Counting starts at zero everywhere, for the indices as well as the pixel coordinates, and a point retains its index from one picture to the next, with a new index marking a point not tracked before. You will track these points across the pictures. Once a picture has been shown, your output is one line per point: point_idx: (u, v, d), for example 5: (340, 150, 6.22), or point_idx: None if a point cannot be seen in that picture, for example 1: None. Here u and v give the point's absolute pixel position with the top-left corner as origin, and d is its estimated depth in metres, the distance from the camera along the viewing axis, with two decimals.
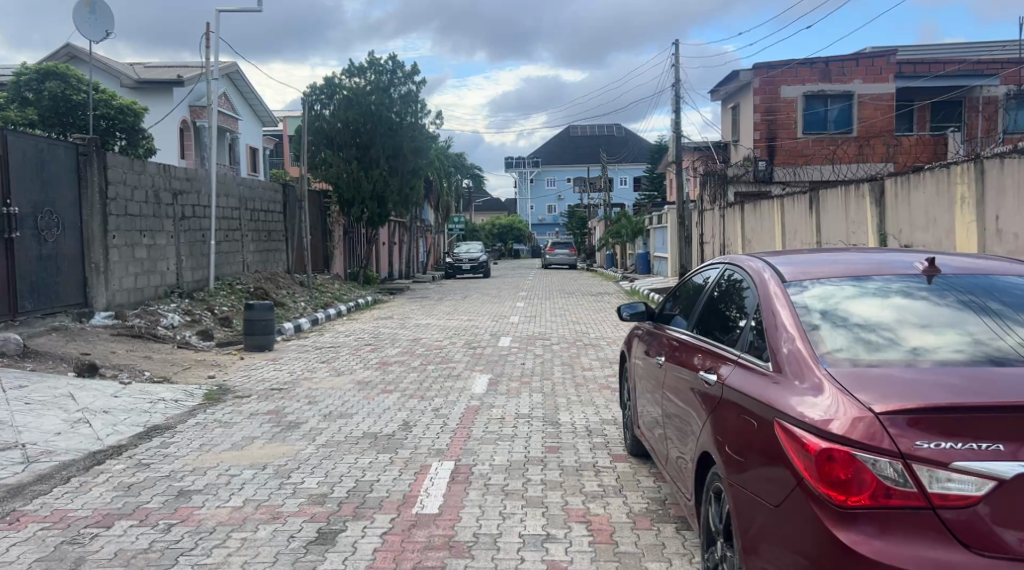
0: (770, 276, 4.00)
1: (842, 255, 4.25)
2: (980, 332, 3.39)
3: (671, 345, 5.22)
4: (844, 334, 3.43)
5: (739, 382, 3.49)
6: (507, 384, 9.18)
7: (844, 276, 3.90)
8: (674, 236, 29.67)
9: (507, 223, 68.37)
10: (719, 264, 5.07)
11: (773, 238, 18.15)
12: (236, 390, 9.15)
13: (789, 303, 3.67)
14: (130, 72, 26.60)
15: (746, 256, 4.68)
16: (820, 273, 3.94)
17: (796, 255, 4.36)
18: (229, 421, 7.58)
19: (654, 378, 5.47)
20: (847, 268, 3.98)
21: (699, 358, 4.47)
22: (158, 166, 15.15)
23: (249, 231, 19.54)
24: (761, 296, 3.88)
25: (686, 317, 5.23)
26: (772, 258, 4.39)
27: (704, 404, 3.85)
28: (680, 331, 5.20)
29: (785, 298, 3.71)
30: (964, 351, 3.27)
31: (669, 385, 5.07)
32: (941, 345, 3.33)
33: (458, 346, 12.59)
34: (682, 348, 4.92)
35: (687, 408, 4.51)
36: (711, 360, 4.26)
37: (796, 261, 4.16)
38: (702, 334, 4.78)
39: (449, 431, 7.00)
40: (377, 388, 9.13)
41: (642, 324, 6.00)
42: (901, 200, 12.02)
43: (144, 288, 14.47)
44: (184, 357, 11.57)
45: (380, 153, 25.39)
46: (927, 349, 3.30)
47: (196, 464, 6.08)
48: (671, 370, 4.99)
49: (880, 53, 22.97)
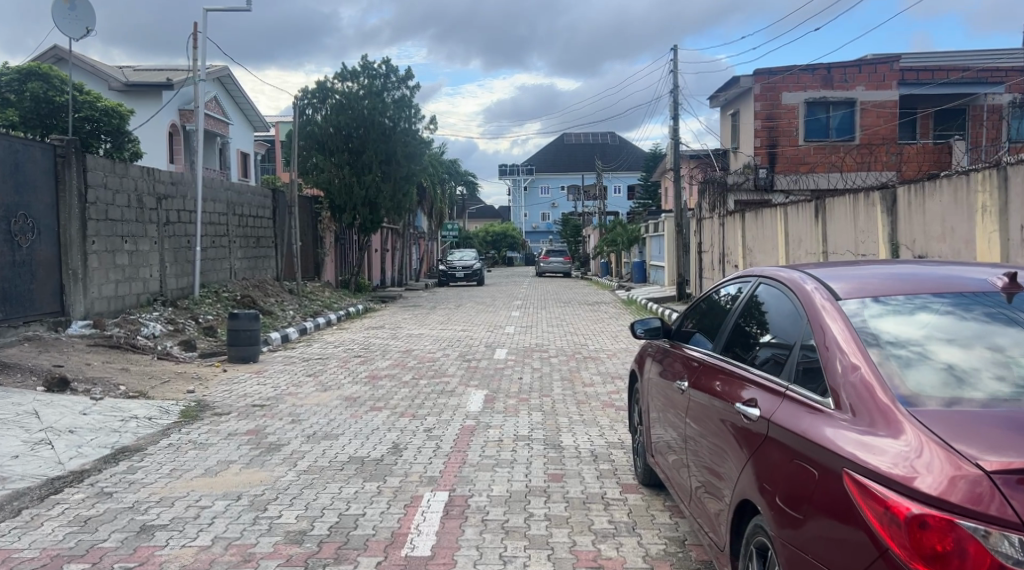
0: (820, 290, 3.52)
1: (898, 271, 3.71)
2: (1011, 347, 2.98)
3: (689, 366, 4.72)
4: (874, 352, 2.93)
5: (786, 415, 2.99)
6: (504, 401, 8.64)
7: (898, 292, 3.36)
8: (671, 244, 29.20)
9: (501, 231, 67.86)
10: (745, 276, 4.64)
11: (776, 249, 17.66)
12: (215, 407, 8.58)
13: (841, 316, 3.19)
14: (118, 74, 26.01)
15: (774, 268, 4.28)
16: (865, 289, 3.43)
17: (846, 271, 3.82)
18: (205, 442, 7.01)
19: (672, 403, 4.95)
20: (905, 284, 3.44)
21: (728, 384, 3.99)
22: (142, 169, 14.59)
23: (237, 237, 18.96)
24: (808, 310, 3.40)
25: (706, 335, 4.80)
26: (819, 273, 3.88)
27: (740, 440, 3.33)
28: (701, 352, 4.70)
29: (838, 312, 3.22)
30: (1006, 377, 2.83)
31: (688, 411, 4.57)
32: (976, 366, 2.89)
33: (452, 358, 12.05)
34: (703, 372, 4.43)
35: (715, 439, 4.00)
36: (743, 386, 3.76)
37: (848, 277, 3.63)
38: (722, 354, 4.37)
39: (444, 454, 6.46)
40: (365, 405, 8.58)
41: (657, 341, 5.43)
42: (916, 208, 11.53)
43: (125, 296, 13.88)
44: (163, 370, 10.99)
45: (373, 158, 24.87)
46: (962, 370, 2.87)
47: (163, 493, 5.52)
48: (691, 395, 4.49)
49: (883, 59, 22.55)
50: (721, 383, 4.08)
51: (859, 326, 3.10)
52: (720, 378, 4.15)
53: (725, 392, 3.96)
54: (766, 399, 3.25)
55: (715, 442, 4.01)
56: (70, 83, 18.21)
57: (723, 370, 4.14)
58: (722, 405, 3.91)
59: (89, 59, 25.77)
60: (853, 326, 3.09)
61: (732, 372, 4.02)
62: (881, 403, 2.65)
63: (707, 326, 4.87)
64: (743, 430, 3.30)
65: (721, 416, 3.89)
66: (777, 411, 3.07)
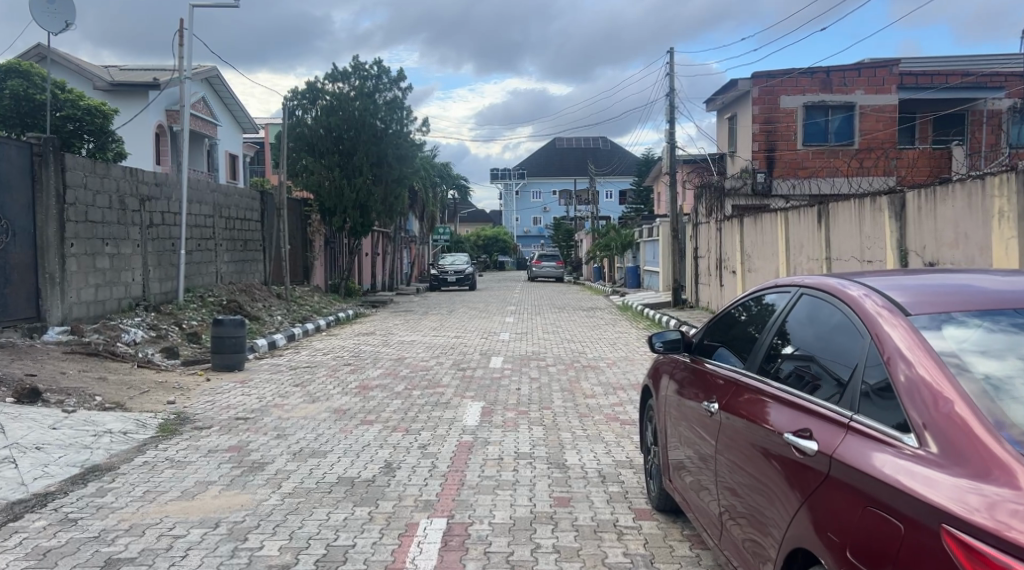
0: (880, 300, 3.19)
1: (955, 281, 3.35)
2: None
3: (712, 383, 4.39)
4: None
5: (847, 445, 2.70)
6: (502, 414, 8.18)
7: (971, 307, 2.98)
8: (666, 249, 28.81)
9: (492, 235, 67.41)
10: (780, 286, 4.28)
11: (776, 256, 17.21)
12: (196, 420, 8.09)
13: (903, 322, 2.91)
14: (103, 74, 25.47)
15: (816, 278, 3.94)
16: (924, 297, 3.11)
17: (904, 281, 3.44)
18: (183, 460, 6.53)
19: (694, 425, 4.52)
20: (975, 297, 3.06)
21: (763, 405, 3.65)
22: (125, 169, 14.09)
23: (223, 240, 18.45)
24: (865, 318, 3.09)
25: (731, 350, 4.45)
26: (874, 283, 3.49)
27: (786, 473, 3.00)
28: (726, 367, 4.37)
29: (903, 319, 2.92)
30: None
31: (712, 431, 4.24)
32: (1011, 375, 2.66)
33: (446, 367, 11.57)
34: (729, 389, 4.11)
35: (750, 470, 3.62)
36: (778, 407, 3.46)
37: (911, 289, 3.25)
38: (751, 371, 4.04)
39: (439, 475, 6.01)
40: (355, 419, 8.10)
41: (676, 356, 4.98)
42: (926, 214, 11.13)
43: (106, 300, 13.37)
44: (144, 379, 10.48)
45: (363, 161, 24.39)
46: (1000, 379, 2.63)
47: (134, 520, 5.04)
48: (715, 415, 4.17)
49: (883, 63, 22.21)
50: (749, 403, 3.77)
51: (928, 337, 2.80)
52: (748, 396, 3.84)
53: (756, 412, 3.65)
54: (819, 425, 2.94)
55: (744, 466, 3.69)
56: (51, 81, 17.68)
57: (753, 388, 3.84)
58: (753, 428, 3.60)
59: (74, 58, 25.20)
60: (923, 337, 2.80)
61: (764, 390, 3.72)
62: (979, 440, 2.36)
63: (732, 341, 4.51)
64: (790, 459, 2.99)
65: (754, 439, 3.58)
66: (837, 438, 2.78)
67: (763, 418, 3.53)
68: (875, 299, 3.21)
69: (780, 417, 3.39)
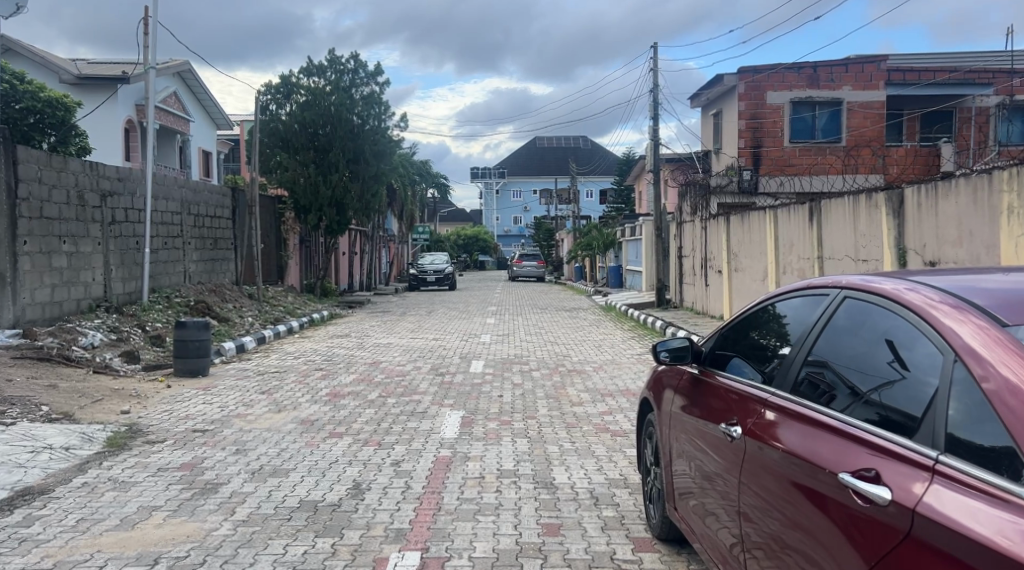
0: (932, 296, 2.81)
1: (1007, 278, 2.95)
2: None
3: (718, 398, 3.90)
4: None
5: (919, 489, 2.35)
6: (484, 425, 7.57)
7: None
8: (649, 249, 28.31)
9: (472, 234, 66.81)
10: (800, 287, 3.78)
11: (764, 256, 16.69)
12: (149, 433, 7.41)
13: (981, 323, 2.52)
14: (70, 66, 24.57)
15: (836, 277, 3.53)
16: (989, 289, 2.78)
17: (957, 278, 3.03)
18: (127, 480, 5.85)
19: (706, 445, 3.93)
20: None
21: (780, 425, 3.21)
22: (83, 163, 13.35)
23: (192, 238, 17.71)
24: (923, 320, 2.72)
25: (744, 360, 3.92)
26: (918, 279, 3.10)
27: (845, 520, 2.58)
28: (735, 381, 3.85)
29: (978, 318, 2.55)
30: None
31: (715, 447, 3.81)
32: None
33: (423, 372, 10.95)
34: (736, 406, 3.68)
35: (770, 501, 3.15)
36: (796, 426, 3.10)
37: (964, 287, 2.85)
38: (762, 384, 3.62)
39: (414, 498, 5.39)
40: (323, 431, 7.46)
41: (687, 368, 4.37)
42: (926, 211, 10.61)
43: (63, 301, 12.64)
44: (98, 386, 9.77)
45: (340, 157, 23.69)
46: None
47: (60, 557, 4.38)
48: (721, 435, 3.74)
49: (870, 58, 21.80)
50: (762, 421, 3.37)
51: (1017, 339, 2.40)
52: (757, 416, 3.44)
53: (775, 434, 3.21)
54: (871, 462, 2.60)
55: (756, 489, 3.31)
56: (9, 72, 16.85)
57: (766, 403, 3.41)
58: (766, 450, 3.23)
59: (39, 50, 24.28)
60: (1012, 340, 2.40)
61: (775, 405, 3.34)
62: None
63: (748, 351, 3.95)
64: (841, 500, 2.64)
65: (766, 462, 3.21)
66: (903, 480, 2.43)
67: (783, 443, 3.12)
68: (915, 293, 2.89)
69: (799, 438, 3.04)
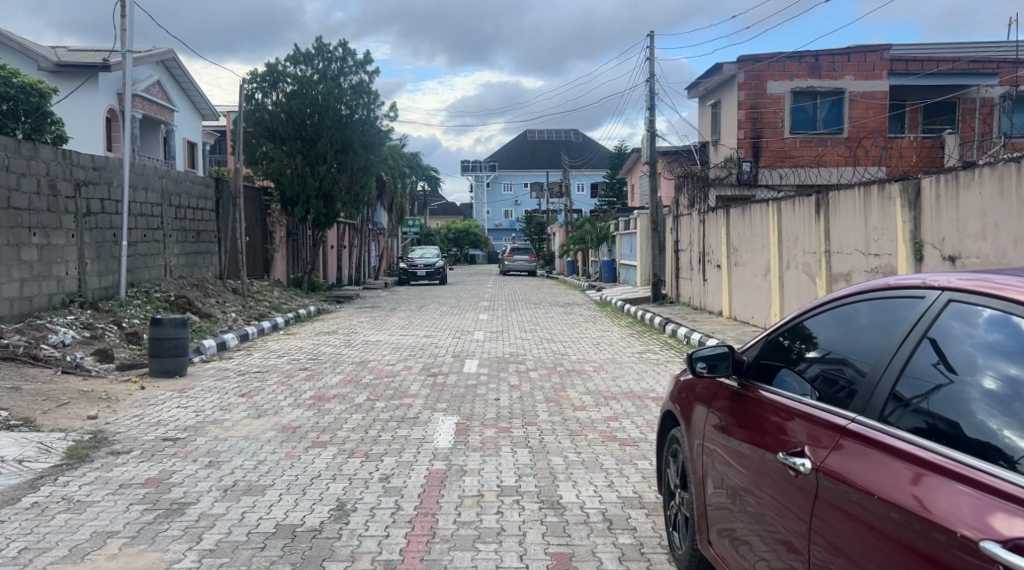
0: (1006, 282, 2.57)
1: None
2: None
3: (761, 416, 3.36)
4: None
5: (1010, 523, 2.08)
6: (480, 433, 6.98)
7: None
8: (643, 242, 27.76)
9: (463, 228, 66.12)
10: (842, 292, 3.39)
11: (767, 249, 16.11)
12: (115, 442, 6.77)
13: None
14: (47, 53, 23.72)
15: (878, 279, 3.21)
16: None
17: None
18: (84, 499, 5.22)
19: (748, 468, 3.37)
20: None
21: (822, 444, 2.91)
22: (55, 150, 12.67)
23: (173, 231, 17.01)
24: (997, 312, 2.48)
25: (780, 364, 3.49)
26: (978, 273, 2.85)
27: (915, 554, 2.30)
28: (786, 396, 3.31)
29: None
30: None
31: (755, 473, 3.31)
32: None
33: (414, 372, 10.34)
34: (783, 428, 3.18)
35: (813, 528, 2.84)
36: (860, 453, 2.70)
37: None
38: (793, 392, 3.30)
39: (405, 521, 4.78)
40: (306, 439, 6.85)
41: (727, 381, 3.72)
42: (946, 202, 10.03)
43: (34, 297, 11.96)
44: (65, 388, 9.12)
45: (327, 147, 22.94)
46: None
47: None
48: (766, 459, 3.23)
49: (873, 47, 21.16)
50: (823, 447, 2.89)
51: None
52: (813, 442, 2.97)
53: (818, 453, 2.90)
54: (954, 500, 2.27)
55: (794, 513, 2.98)
56: None
57: (831, 426, 2.90)
58: (826, 482, 2.79)
59: (16, 36, 23.43)
60: None
61: (840, 427, 2.87)
62: None
63: (792, 359, 3.45)
64: (912, 538, 2.34)
65: (826, 495, 2.78)
66: (993, 516, 2.14)
67: (824, 461, 2.84)
68: (953, 279, 2.76)
69: (868, 470, 2.63)
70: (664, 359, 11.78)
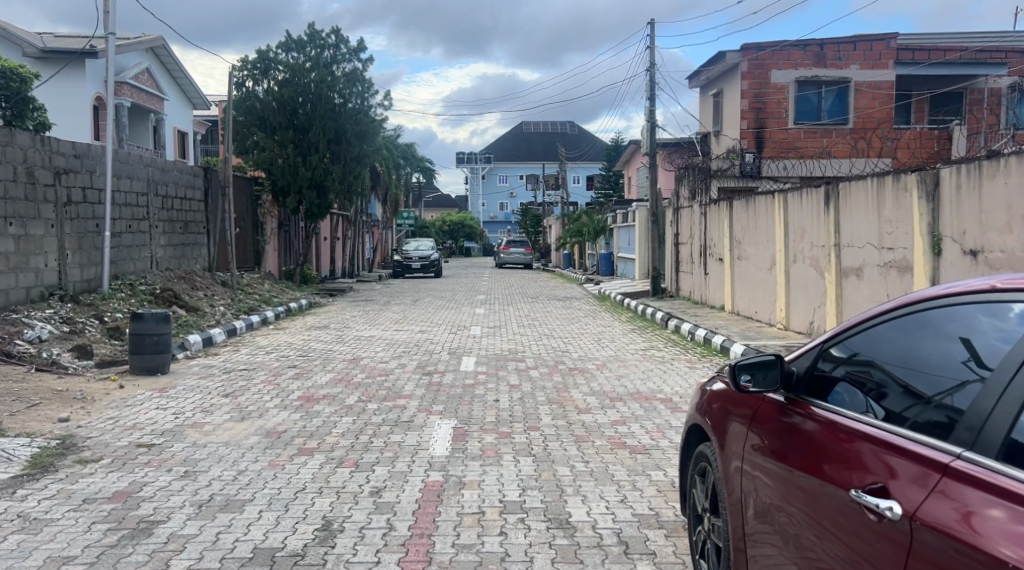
0: None
1: None
2: None
3: (818, 439, 2.81)
4: None
5: None
6: (479, 439, 6.49)
7: None
8: (643, 235, 27.28)
9: (458, 220, 65.52)
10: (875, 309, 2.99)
11: (772, 243, 15.63)
12: (83, 449, 6.26)
13: None
14: (33, 38, 23.04)
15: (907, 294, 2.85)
16: None
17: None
18: (42, 518, 4.72)
19: (789, 494, 2.90)
20: None
21: (866, 466, 2.52)
22: (33, 136, 12.12)
23: (159, 222, 16.45)
24: None
25: (808, 383, 3.09)
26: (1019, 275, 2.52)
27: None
28: (844, 414, 2.81)
29: None
30: None
31: (794, 497, 2.87)
32: None
33: (408, 370, 9.85)
34: (846, 456, 2.63)
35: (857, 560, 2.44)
36: (929, 482, 2.24)
37: None
38: (828, 409, 2.90)
39: (396, 546, 4.27)
40: (291, 446, 6.35)
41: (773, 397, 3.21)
42: (966, 193, 9.55)
43: (10, 290, 11.41)
44: (38, 387, 8.59)
45: (320, 137, 22.38)
46: None
47: None
48: (824, 493, 2.66)
49: (880, 35, 20.57)
50: (887, 477, 2.40)
51: None
52: (892, 477, 2.39)
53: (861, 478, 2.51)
54: None
55: (834, 544, 2.58)
56: None
57: (887, 449, 2.47)
58: (923, 533, 2.17)
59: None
60: None
61: (939, 465, 2.25)
62: None
63: (823, 378, 3.04)
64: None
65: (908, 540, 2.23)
66: None
67: (870, 485, 2.45)
68: (981, 283, 2.51)
69: (947, 508, 2.13)
70: (669, 356, 11.30)
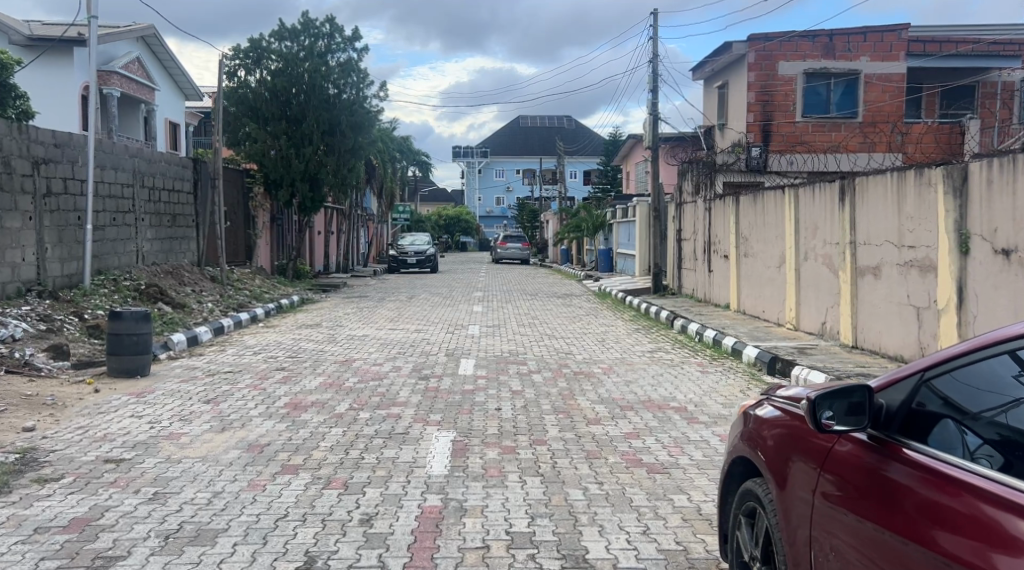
0: None
1: None
2: None
3: (893, 487, 2.36)
4: None
5: None
6: (481, 455, 5.92)
7: None
8: (643, 231, 26.68)
9: (453, 215, 64.78)
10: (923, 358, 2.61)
11: (781, 239, 15.04)
12: (45, 466, 5.66)
13: None
14: (19, 25, 22.31)
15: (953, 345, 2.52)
16: None
17: None
18: None
19: (870, 553, 2.39)
20: None
21: (959, 518, 2.10)
22: (9, 124, 11.50)
23: (146, 214, 15.84)
24: None
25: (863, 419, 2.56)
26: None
27: None
28: (939, 457, 2.31)
29: None
30: None
31: (866, 551, 2.40)
32: None
33: (404, 373, 9.27)
34: (933, 507, 2.19)
35: None
36: None
37: None
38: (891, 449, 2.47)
39: None
40: (274, 463, 5.75)
41: (845, 440, 2.65)
42: (996, 189, 8.99)
43: None
44: (5, 392, 7.98)
45: (314, 128, 21.70)
46: None
47: None
48: (916, 556, 2.19)
49: (890, 27, 20.11)
50: (995, 538, 1.97)
51: None
52: None
53: (957, 535, 2.08)
54: None
55: None
56: None
57: (988, 499, 2.06)
58: None
59: None
60: None
61: None
62: None
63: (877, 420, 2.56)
64: None
65: None
66: None
67: (973, 541, 2.03)
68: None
69: None
70: (679, 359, 10.73)
